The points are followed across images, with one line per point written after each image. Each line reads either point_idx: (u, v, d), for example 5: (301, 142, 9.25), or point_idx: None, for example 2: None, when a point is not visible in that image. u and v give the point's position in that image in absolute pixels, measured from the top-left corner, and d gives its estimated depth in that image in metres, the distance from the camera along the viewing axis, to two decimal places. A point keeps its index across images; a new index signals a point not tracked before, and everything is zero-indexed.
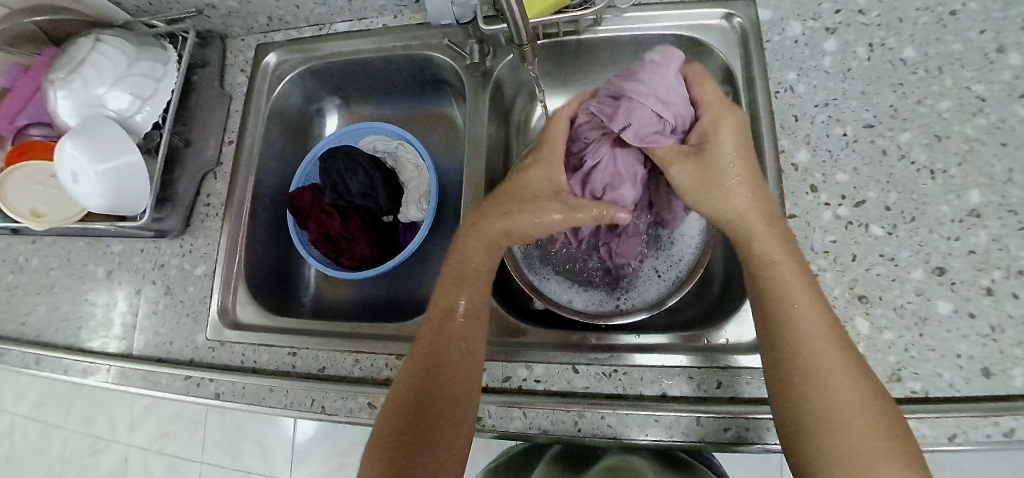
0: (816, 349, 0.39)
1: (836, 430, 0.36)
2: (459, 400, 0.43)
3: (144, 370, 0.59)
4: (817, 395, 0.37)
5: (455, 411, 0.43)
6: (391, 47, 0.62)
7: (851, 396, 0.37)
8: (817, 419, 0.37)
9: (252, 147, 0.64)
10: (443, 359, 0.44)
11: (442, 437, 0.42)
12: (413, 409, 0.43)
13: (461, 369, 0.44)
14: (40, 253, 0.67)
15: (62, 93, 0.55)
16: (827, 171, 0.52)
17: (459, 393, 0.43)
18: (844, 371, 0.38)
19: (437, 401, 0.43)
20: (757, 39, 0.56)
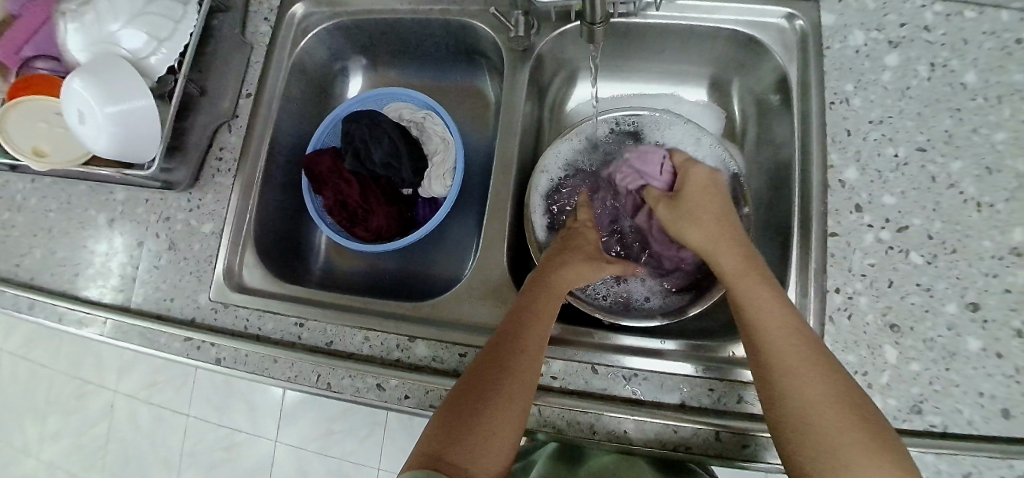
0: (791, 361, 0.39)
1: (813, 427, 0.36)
2: (513, 406, 0.40)
3: (143, 327, 0.56)
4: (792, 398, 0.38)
5: (507, 412, 0.40)
6: (427, 10, 0.58)
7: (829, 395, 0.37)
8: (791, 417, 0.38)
9: (270, 102, 0.60)
10: (504, 364, 0.42)
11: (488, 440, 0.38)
12: (470, 406, 0.40)
13: (523, 375, 0.42)
14: (38, 193, 0.64)
15: (73, 26, 0.52)
16: (874, 193, 0.50)
17: (514, 397, 0.41)
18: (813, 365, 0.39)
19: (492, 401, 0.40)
20: (818, 44, 0.52)
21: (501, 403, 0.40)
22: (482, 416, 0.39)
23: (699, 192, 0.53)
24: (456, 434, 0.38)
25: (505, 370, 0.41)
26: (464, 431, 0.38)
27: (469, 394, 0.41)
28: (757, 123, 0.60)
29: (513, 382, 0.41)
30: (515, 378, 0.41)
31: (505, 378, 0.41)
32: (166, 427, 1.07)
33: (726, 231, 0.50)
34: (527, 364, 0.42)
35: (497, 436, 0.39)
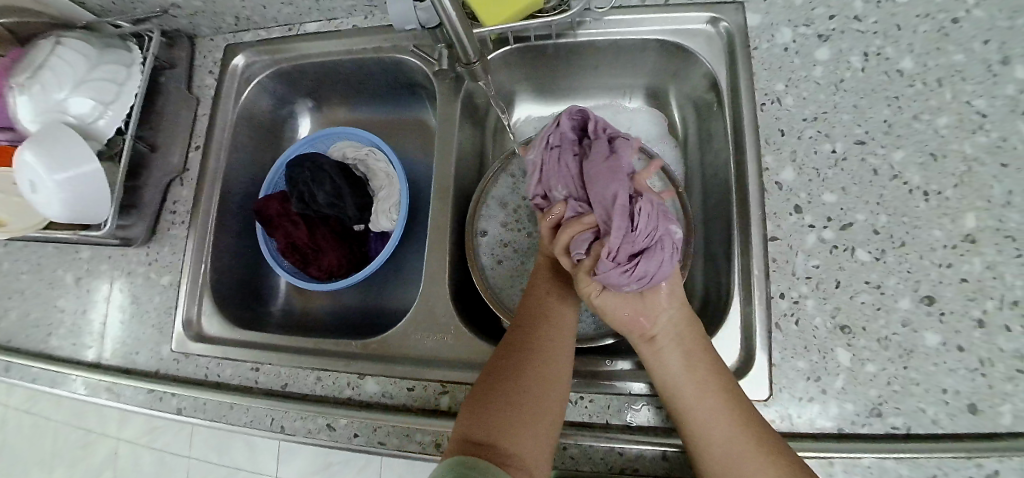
0: (706, 418, 0.40)
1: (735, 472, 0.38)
2: (554, 385, 0.41)
3: (111, 380, 0.58)
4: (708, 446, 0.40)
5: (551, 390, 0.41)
6: (361, 49, 0.59)
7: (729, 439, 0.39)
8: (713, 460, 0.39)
9: (219, 152, 0.61)
10: (530, 347, 0.43)
11: (534, 423, 0.39)
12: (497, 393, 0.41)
13: (558, 356, 0.43)
14: (10, 257, 0.67)
15: (23, 98, 0.53)
16: (812, 191, 0.49)
17: (552, 379, 0.42)
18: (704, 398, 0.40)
19: (527, 383, 0.41)
20: (744, 45, 0.52)
21: (540, 385, 0.41)
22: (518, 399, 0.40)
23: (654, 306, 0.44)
24: (500, 420, 0.39)
25: (535, 353, 0.43)
26: (493, 421, 0.39)
27: (501, 384, 0.41)
28: (698, 126, 0.59)
29: (547, 365, 0.42)
30: (547, 358, 0.43)
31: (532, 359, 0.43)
32: (168, 469, 1.09)
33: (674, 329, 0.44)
34: (557, 344, 0.44)
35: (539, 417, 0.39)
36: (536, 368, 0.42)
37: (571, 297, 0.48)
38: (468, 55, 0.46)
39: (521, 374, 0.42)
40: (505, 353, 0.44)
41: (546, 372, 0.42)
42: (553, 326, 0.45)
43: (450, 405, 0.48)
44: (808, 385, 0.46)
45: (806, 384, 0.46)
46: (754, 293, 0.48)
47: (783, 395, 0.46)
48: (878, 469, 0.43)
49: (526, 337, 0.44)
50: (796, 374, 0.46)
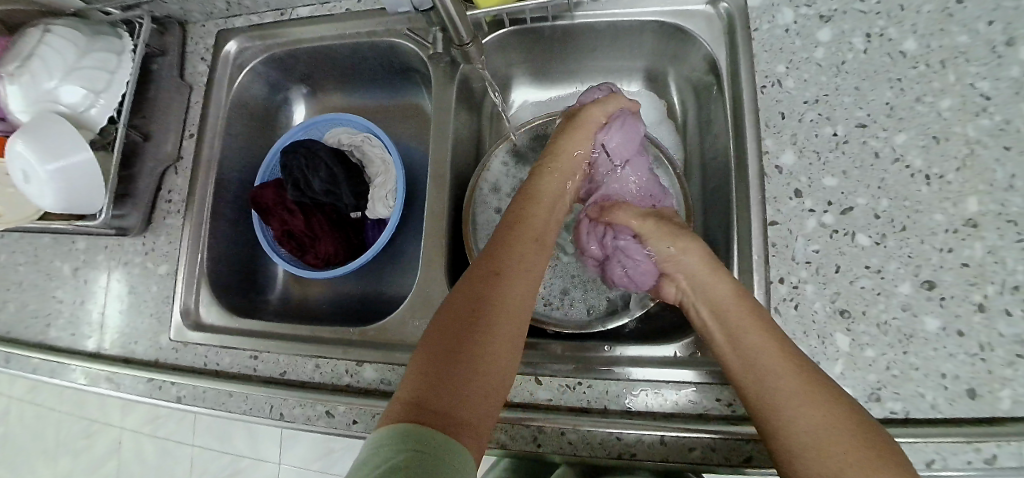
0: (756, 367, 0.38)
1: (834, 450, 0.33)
2: (504, 349, 0.39)
3: (111, 370, 0.58)
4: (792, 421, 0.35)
5: (499, 353, 0.39)
6: (354, 33, 0.58)
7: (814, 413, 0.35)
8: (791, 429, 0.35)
9: (212, 140, 0.61)
10: (485, 305, 0.40)
11: (478, 386, 0.37)
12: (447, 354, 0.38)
13: (509, 318, 0.40)
14: (6, 248, 0.66)
15: (13, 87, 0.53)
16: (813, 175, 0.48)
17: (502, 342, 0.39)
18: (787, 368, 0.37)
19: (475, 344, 0.38)
20: (745, 26, 0.50)
21: (490, 347, 0.38)
22: (466, 360, 0.37)
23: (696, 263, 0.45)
24: (447, 381, 0.36)
25: (489, 311, 0.40)
26: (446, 382, 0.36)
27: (450, 343, 0.38)
28: (697, 110, 0.58)
29: (497, 327, 0.39)
30: (500, 320, 0.40)
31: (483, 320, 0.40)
32: (172, 457, 1.09)
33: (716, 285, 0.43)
34: (513, 305, 0.41)
35: (484, 381, 0.37)
36: (487, 330, 0.39)
37: (533, 253, 0.45)
38: (461, 37, 0.46)
39: (469, 336, 0.39)
40: (457, 307, 0.40)
41: (495, 337, 0.39)
42: (510, 283, 0.42)
43: None
44: None
45: None
46: (754, 279, 0.47)
47: None
48: None
49: (484, 291, 0.41)
50: None
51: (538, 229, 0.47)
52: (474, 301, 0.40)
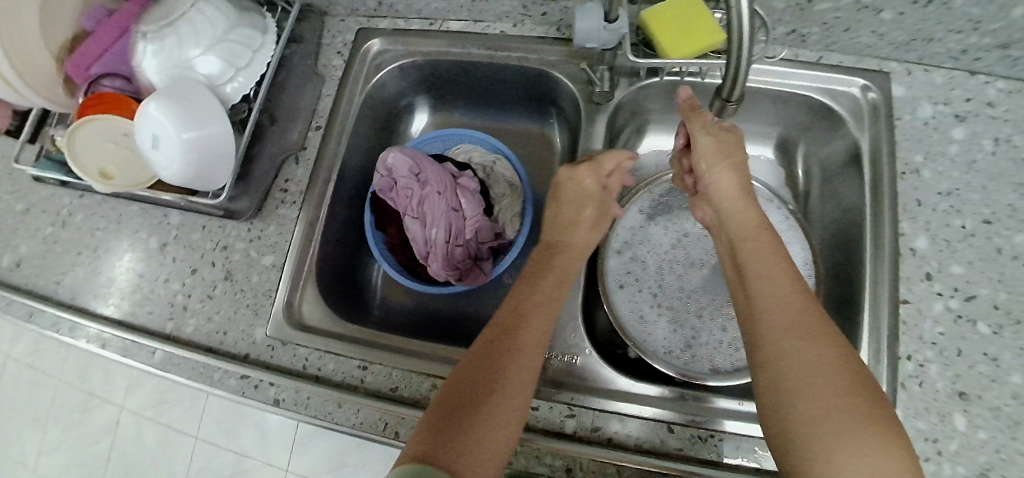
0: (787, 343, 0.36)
1: (812, 397, 0.33)
2: (495, 436, 0.36)
3: (196, 360, 0.54)
4: (771, 371, 0.36)
5: (494, 436, 0.36)
6: (504, 56, 0.58)
7: (825, 375, 0.34)
8: (777, 378, 0.35)
9: (340, 136, 0.59)
10: (493, 372, 0.39)
11: (463, 448, 0.34)
12: (503, 422, 0.37)
13: (510, 377, 0.39)
14: (86, 210, 0.62)
15: (153, 48, 0.50)
16: (943, 262, 0.51)
17: (489, 430, 0.36)
18: (812, 323, 0.37)
19: (472, 411, 0.36)
20: (890, 116, 0.54)
21: (483, 420, 0.36)
22: (469, 428, 0.35)
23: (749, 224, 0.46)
24: (449, 428, 0.35)
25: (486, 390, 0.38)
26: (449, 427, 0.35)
27: (444, 406, 0.37)
28: (823, 183, 0.62)
29: (502, 406, 0.37)
30: (496, 403, 0.37)
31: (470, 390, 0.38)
32: (173, 446, 1.01)
33: (758, 245, 0.44)
34: (512, 390, 0.38)
35: (473, 464, 0.34)
36: (471, 408, 0.37)
37: (536, 338, 0.42)
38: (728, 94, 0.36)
39: (460, 402, 0.37)
40: (472, 363, 0.40)
41: (495, 412, 0.37)
42: (489, 363, 0.39)
43: (576, 429, 0.49)
44: (926, 446, 0.47)
45: (923, 444, 0.48)
46: (883, 351, 0.50)
47: None
48: None
49: (486, 367, 0.39)
50: (916, 433, 0.48)
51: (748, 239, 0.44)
52: (485, 362, 0.39)
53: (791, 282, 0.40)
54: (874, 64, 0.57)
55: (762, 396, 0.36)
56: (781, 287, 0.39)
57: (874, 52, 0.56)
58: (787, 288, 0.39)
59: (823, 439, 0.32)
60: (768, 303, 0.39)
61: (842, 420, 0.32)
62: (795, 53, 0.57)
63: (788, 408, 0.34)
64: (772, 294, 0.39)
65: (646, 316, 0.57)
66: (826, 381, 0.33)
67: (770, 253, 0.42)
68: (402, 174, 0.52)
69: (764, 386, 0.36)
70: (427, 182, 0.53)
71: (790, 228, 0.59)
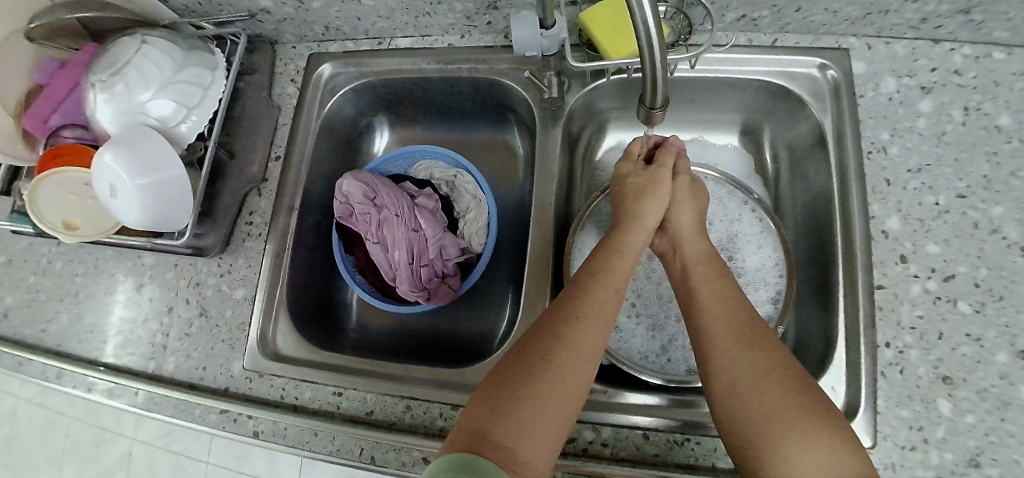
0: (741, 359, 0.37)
1: (766, 404, 0.35)
2: (553, 424, 0.35)
3: (175, 398, 0.55)
4: (726, 373, 0.37)
5: (552, 418, 0.35)
6: (455, 68, 0.59)
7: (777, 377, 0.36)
8: (733, 385, 0.37)
9: (300, 163, 0.60)
10: (549, 358, 0.37)
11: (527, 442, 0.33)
12: (562, 405, 0.36)
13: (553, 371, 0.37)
14: (65, 257, 0.64)
15: (104, 97, 0.49)
16: (917, 242, 0.50)
17: (547, 408, 0.35)
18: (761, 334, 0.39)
19: (521, 395, 0.35)
20: (851, 94, 0.53)
21: (538, 407, 0.35)
22: (518, 413, 0.34)
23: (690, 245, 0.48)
24: (495, 415, 0.34)
25: (542, 372, 0.36)
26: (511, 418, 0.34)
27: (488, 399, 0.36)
28: (792, 167, 0.61)
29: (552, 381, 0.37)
30: (555, 387, 0.36)
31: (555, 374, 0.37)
32: (185, 473, 1.04)
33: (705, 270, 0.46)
34: (574, 376, 0.37)
35: (531, 450, 0.33)
36: (517, 390, 0.35)
37: (603, 322, 0.40)
38: (653, 98, 0.35)
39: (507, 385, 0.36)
40: (520, 351, 0.38)
41: (550, 399, 0.35)
42: (576, 350, 0.38)
43: None
44: (911, 435, 0.46)
45: (909, 433, 0.46)
46: (860, 339, 0.48)
47: (886, 443, 0.46)
48: None
49: (538, 354, 0.38)
50: (899, 423, 0.46)
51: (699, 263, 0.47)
52: (537, 349, 0.38)
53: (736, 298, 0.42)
54: (832, 42, 0.56)
55: (719, 414, 0.36)
56: (726, 307, 0.41)
57: (831, 30, 0.56)
58: (732, 306, 0.41)
59: (784, 442, 0.33)
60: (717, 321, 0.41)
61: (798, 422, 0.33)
62: (749, 38, 0.56)
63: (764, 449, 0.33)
64: (719, 309, 0.41)
65: (619, 322, 0.56)
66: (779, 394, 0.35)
67: (718, 278, 0.44)
68: (357, 201, 0.54)
69: (719, 400, 0.37)
70: (383, 206, 0.55)
71: (765, 230, 0.58)
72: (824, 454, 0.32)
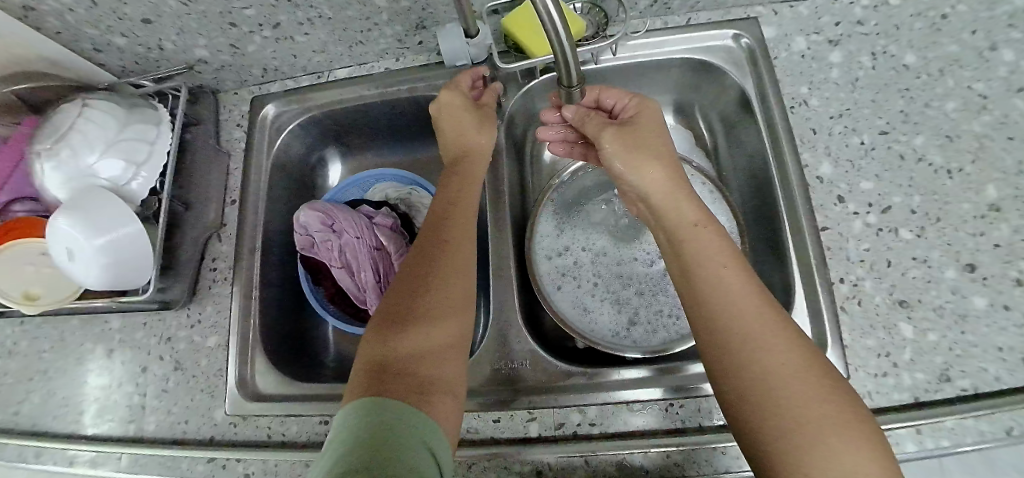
0: (769, 358, 0.35)
1: (790, 414, 0.32)
2: (442, 350, 0.40)
3: (160, 456, 0.54)
4: (756, 377, 0.34)
5: (438, 348, 0.40)
6: (396, 90, 0.61)
7: (804, 379, 0.33)
8: (755, 390, 0.34)
9: (256, 204, 0.61)
10: (425, 296, 0.42)
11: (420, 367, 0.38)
12: (440, 347, 0.40)
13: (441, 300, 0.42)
14: (31, 335, 0.63)
15: (51, 165, 0.49)
16: (850, 181, 0.53)
17: (425, 355, 0.39)
18: (781, 333, 0.36)
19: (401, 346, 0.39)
20: (766, 56, 0.57)
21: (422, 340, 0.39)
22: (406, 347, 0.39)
23: (685, 222, 0.44)
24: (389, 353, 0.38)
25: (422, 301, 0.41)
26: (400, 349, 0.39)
27: (380, 340, 0.40)
28: (727, 134, 0.64)
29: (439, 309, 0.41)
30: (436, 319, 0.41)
31: (429, 337, 0.40)
32: None
33: (719, 251, 0.41)
34: (454, 299, 0.43)
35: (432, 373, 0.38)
36: (393, 348, 0.39)
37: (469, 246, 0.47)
38: (570, 80, 0.39)
39: (382, 355, 0.38)
40: (394, 306, 0.42)
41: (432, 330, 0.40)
42: (449, 279, 0.43)
43: (540, 431, 0.48)
44: (880, 362, 0.47)
45: (878, 360, 0.47)
46: (816, 280, 0.50)
47: (859, 373, 0.47)
48: (959, 428, 0.44)
49: (413, 293, 0.42)
50: (867, 352, 0.48)
51: (702, 242, 0.42)
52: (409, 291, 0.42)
53: (752, 286, 0.39)
54: (741, 14, 0.60)
55: (751, 418, 0.34)
56: (737, 290, 0.38)
57: (738, 2, 0.59)
58: (742, 290, 0.38)
59: (809, 460, 0.30)
60: (735, 320, 0.37)
61: (826, 428, 0.31)
62: (664, 21, 0.60)
63: (809, 460, 0.31)
64: (731, 305, 0.38)
65: (590, 307, 0.57)
66: (809, 396, 0.33)
67: (723, 261, 0.40)
68: (316, 229, 0.55)
69: (748, 407, 0.34)
70: (342, 230, 0.56)
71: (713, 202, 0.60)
72: (846, 450, 0.30)
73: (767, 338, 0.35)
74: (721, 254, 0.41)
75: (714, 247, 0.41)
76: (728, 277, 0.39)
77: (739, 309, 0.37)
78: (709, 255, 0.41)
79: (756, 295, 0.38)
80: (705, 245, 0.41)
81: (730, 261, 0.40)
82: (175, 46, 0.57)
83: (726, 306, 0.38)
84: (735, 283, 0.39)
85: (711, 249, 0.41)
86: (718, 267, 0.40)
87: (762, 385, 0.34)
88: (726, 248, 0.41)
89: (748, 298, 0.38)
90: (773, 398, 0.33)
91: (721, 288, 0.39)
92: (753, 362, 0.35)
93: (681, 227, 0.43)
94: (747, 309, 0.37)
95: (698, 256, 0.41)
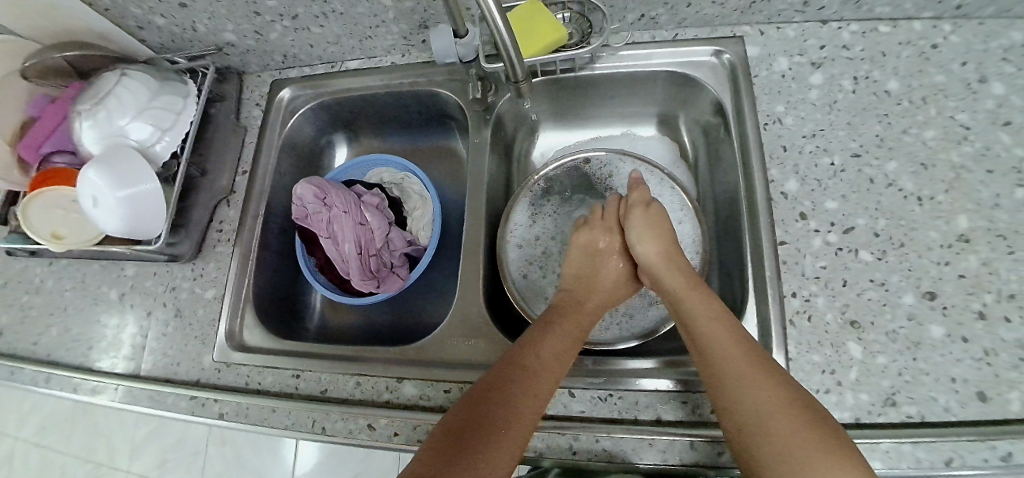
0: (757, 399, 0.40)
1: (784, 450, 0.37)
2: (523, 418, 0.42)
3: (151, 391, 0.60)
4: (745, 416, 0.40)
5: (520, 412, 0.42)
6: (399, 83, 0.66)
7: (789, 414, 0.38)
8: (755, 430, 0.39)
9: (264, 176, 0.67)
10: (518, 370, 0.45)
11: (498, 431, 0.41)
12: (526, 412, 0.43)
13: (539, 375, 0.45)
14: (58, 275, 0.71)
15: (89, 124, 0.57)
16: (816, 200, 0.54)
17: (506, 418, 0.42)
18: (769, 379, 0.41)
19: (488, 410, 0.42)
20: (746, 74, 0.59)
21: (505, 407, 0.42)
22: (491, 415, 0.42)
23: (677, 279, 0.51)
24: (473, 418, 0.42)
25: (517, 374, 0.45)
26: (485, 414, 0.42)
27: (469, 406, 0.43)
28: (709, 148, 0.66)
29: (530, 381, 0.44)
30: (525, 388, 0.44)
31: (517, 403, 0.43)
32: None
33: (702, 306, 0.47)
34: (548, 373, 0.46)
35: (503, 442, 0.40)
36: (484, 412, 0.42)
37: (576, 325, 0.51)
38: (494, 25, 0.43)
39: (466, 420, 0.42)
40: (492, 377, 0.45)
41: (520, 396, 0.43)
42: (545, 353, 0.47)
43: None
44: (824, 377, 0.48)
45: (823, 376, 0.48)
46: (769, 292, 0.52)
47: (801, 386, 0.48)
48: (896, 453, 0.44)
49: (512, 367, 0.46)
50: (812, 367, 0.49)
51: (693, 298, 0.49)
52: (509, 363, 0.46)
53: (736, 337, 0.44)
54: (728, 32, 0.62)
55: (747, 453, 0.39)
56: (718, 339, 0.44)
57: (726, 21, 0.61)
58: (732, 341, 0.44)
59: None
60: (722, 369, 0.43)
61: (814, 458, 0.36)
62: (653, 35, 0.63)
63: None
64: (719, 356, 0.43)
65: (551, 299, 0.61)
66: (801, 434, 0.37)
67: (706, 312, 0.47)
68: (309, 201, 0.60)
69: (742, 445, 0.39)
70: (332, 205, 0.61)
71: (682, 209, 0.63)
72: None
73: (752, 382, 0.41)
74: (707, 308, 0.47)
75: (701, 302, 0.48)
76: (710, 328, 0.45)
77: (719, 353, 0.43)
78: (697, 311, 0.47)
79: (736, 340, 0.44)
80: (693, 301, 0.48)
81: (715, 315, 0.46)
82: (206, 28, 0.64)
83: (712, 356, 0.44)
84: (723, 336, 0.44)
85: (698, 304, 0.48)
86: (704, 323, 0.46)
87: (758, 426, 0.39)
88: (714, 304, 0.48)
89: (734, 349, 0.43)
90: (765, 437, 0.38)
91: (704, 342, 0.45)
92: (745, 404, 0.40)
93: (679, 285, 0.50)
94: (729, 353, 0.43)
95: (689, 312, 0.48)
